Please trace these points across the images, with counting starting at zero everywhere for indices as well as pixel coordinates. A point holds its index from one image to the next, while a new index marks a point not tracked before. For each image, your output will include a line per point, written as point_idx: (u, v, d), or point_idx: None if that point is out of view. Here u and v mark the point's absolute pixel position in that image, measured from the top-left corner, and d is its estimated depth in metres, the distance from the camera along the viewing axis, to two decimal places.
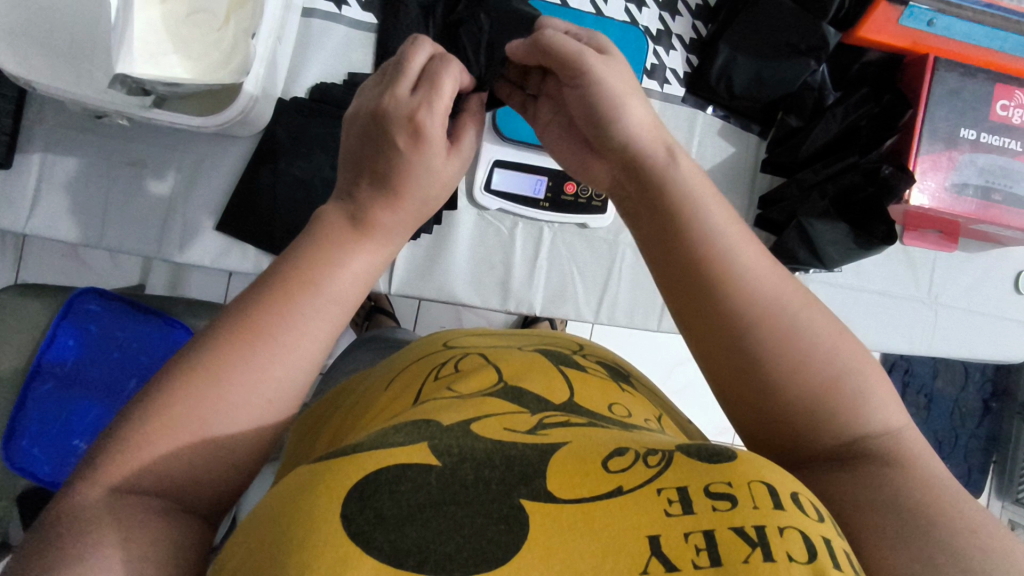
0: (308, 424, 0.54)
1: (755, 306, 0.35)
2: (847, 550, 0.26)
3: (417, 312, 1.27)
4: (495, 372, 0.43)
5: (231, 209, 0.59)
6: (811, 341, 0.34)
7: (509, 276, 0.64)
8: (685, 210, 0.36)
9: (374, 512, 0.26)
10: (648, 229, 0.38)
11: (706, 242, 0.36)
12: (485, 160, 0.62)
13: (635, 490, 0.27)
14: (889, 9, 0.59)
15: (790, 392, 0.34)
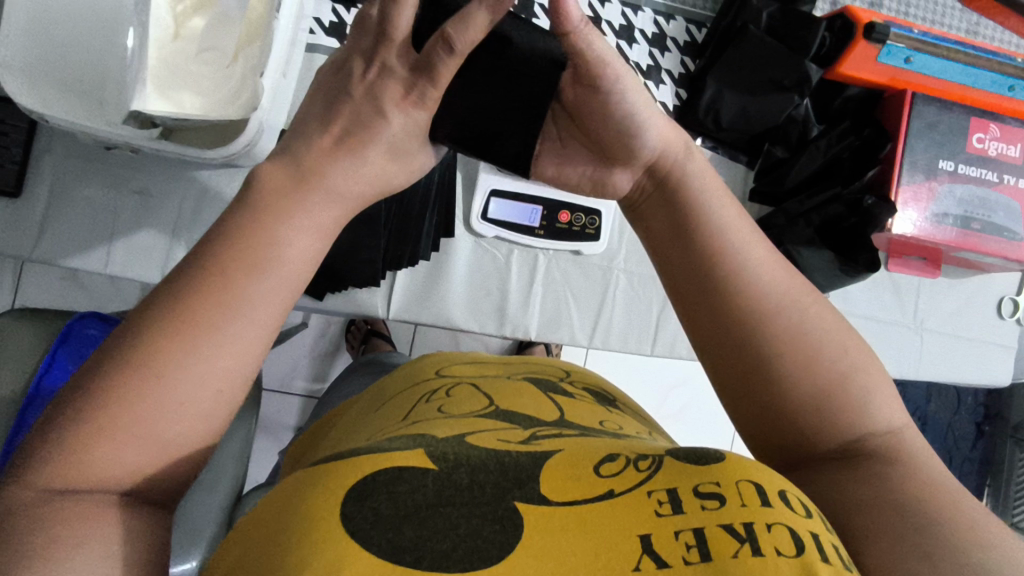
0: (303, 444, 0.56)
1: (766, 302, 0.37)
2: (833, 541, 0.28)
3: (413, 337, 1.29)
4: (486, 399, 0.46)
5: None
6: (817, 336, 0.36)
7: (505, 301, 0.66)
8: (695, 211, 0.39)
9: (372, 510, 0.28)
10: (661, 233, 0.40)
11: (716, 242, 0.38)
12: (481, 189, 0.64)
13: (626, 493, 0.29)
14: (867, 47, 0.61)
15: (799, 387, 0.35)
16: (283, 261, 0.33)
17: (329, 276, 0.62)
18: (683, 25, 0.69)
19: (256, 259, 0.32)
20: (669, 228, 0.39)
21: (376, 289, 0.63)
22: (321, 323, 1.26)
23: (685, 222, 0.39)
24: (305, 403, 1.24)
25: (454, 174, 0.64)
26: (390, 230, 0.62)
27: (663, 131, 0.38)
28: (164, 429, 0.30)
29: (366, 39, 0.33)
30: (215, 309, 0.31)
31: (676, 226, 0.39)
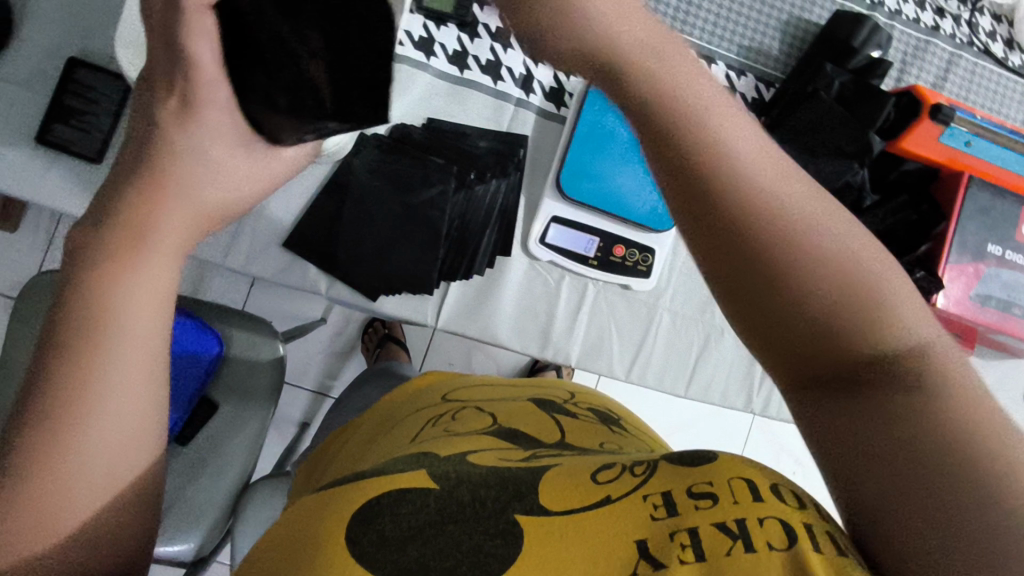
0: (319, 463, 0.63)
1: (842, 271, 0.28)
2: (829, 530, 0.29)
3: (428, 345, 1.29)
4: (491, 420, 0.52)
5: (301, 228, 0.62)
6: (907, 324, 0.28)
7: (551, 325, 0.67)
8: (743, 150, 0.29)
9: (377, 533, 0.33)
10: (706, 162, 0.29)
11: (757, 188, 0.29)
12: (544, 214, 0.65)
13: (622, 496, 0.33)
14: (931, 126, 0.64)
15: (886, 389, 0.27)
16: (131, 324, 0.34)
17: (385, 279, 0.63)
18: (752, 82, 0.71)
19: (98, 323, 0.33)
20: (680, 151, 0.29)
21: (429, 297, 0.65)
22: (340, 322, 1.26)
23: (661, 141, 0.29)
24: (313, 399, 1.24)
25: (518, 196, 0.66)
26: (450, 243, 0.63)
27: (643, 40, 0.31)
28: (62, 501, 0.32)
29: None
30: (87, 376, 0.32)
31: (680, 149, 0.29)
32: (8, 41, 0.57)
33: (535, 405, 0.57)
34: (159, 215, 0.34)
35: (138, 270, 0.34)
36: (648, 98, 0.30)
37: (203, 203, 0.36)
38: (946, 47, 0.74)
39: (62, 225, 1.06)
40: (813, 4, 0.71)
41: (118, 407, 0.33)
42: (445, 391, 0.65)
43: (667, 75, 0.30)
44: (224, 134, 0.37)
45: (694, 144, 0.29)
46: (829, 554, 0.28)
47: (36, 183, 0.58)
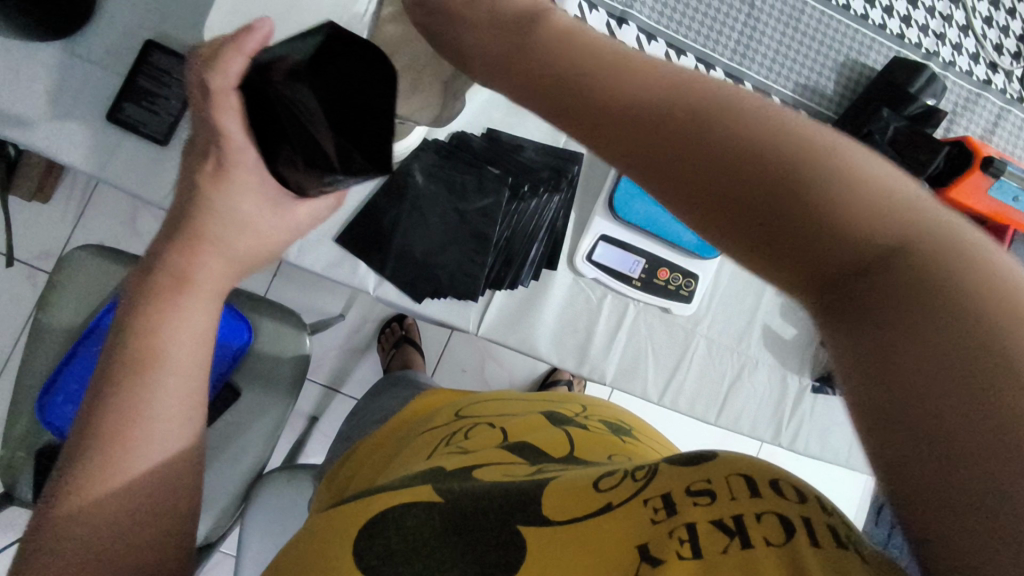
0: (336, 470, 0.65)
1: (843, 205, 0.27)
2: (828, 522, 0.30)
3: (443, 349, 1.29)
4: (501, 434, 0.55)
5: (353, 226, 0.62)
6: (931, 250, 0.26)
7: (589, 341, 0.68)
8: (723, 106, 0.30)
9: (383, 546, 0.37)
10: (684, 138, 0.30)
11: (742, 134, 0.29)
12: (592, 232, 0.66)
13: (622, 504, 0.35)
14: (980, 178, 0.65)
15: (926, 327, 0.24)
16: (174, 353, 0.43)
17: (432, 281, 0.64)
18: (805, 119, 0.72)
19: (149, 354, 0.42)
20: (661, 125, 0.30)
21: (473, 304, 0.65)
22: (358, 319, 1.27)
23: (649, 117, 0.31)
24: (326, 394, 1.24)
25: (568, 213, 0.67)
26: (498, 251, 0.64)
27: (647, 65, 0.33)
28: (120, 465, 0.41)
29: None
30: (139, 394, 0.42)
31: (668, 127, 0.30)
32: (87, 17, 0.59)
33: (545, 419, 0.58)
34: (196, 265, 0.44)
35: (178, 310, 0.44)
36: (637, 82, 0.32)
37: (233, 253, 0.45)
38: (997, 101, 0.75)
39: (97, 200, 1.07)
40: (871, 49, 0.72)
41: (161, 416, 0.42)
42: (461, 405, 0.67)
43: (646, 69, 0.33)
44: (256, 193, 0.44)
45: (670, 122, 0.30)
46: (825, 547, 0.28)
47: (103, 160, 0.60)
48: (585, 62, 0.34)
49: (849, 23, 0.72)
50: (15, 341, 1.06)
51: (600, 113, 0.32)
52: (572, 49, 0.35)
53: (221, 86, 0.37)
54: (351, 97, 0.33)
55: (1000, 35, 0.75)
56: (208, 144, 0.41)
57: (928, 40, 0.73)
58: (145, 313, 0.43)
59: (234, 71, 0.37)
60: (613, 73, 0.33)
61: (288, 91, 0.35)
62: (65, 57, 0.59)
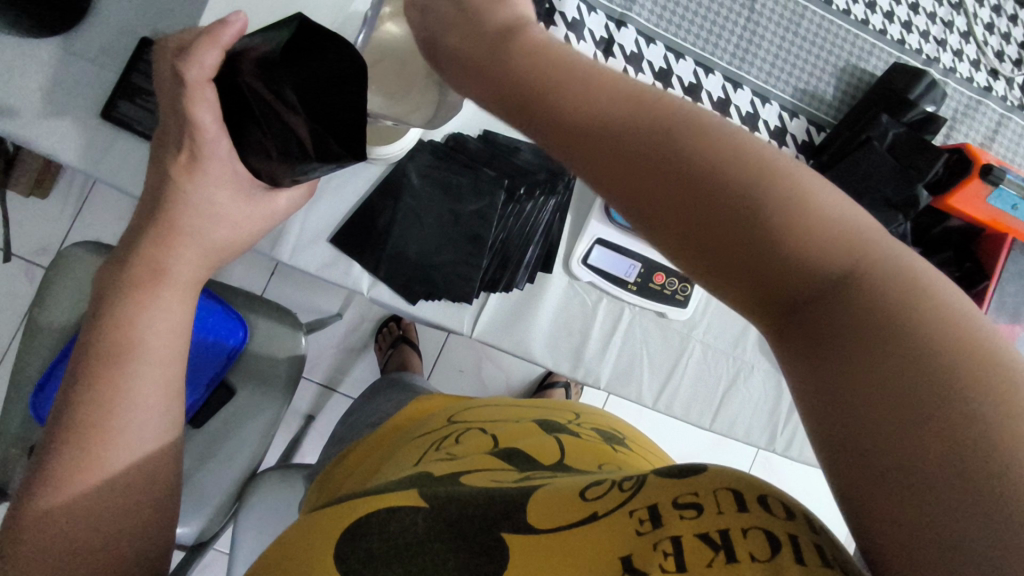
0: (325, 476, 0.64)
1: (801, 235, 0.29)
2: (815, 541, 0.29)
3: (441, 349, 1.28)
4: (492, 440, 0.54)
5: (348, 227, 0.62)
6: (886, 283, 0.28)
7: (583, 345, 0.67)
8: (691, 130, 0.31)
9: (365, 550, 0.37)
10: (651, 160, 0.31)
11: (711, 160, 0.30)
12: (588, 235, 0.66)
13: (608, 513, 0.35)
14: (980, 185, 0.65)
15: (883, 356, 0.26)
16: (151, 343, 0.45)
17: (427, 282, 0.63)
18: (804, 124, 0.72)
19: (128, 345, 0.44)
20: (632, 148, 0.32)
21: (467, 306, 0.65)
22: (355, 319, 1.26)
23: (620, 139, 0.32)
24: (322, 393, 1.24)
25: (564, 215, 0.67)
26: (493, 253, 0.64)
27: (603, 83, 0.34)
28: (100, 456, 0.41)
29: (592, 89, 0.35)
30: (116, 384, 0.43)
31: (633, 153, 0.32)
32: (83, 15, 0.58)
33: (538, 426, 0.58)
34: (173, 255, 0.46)
35: (156, 300, 0.45)
36: (609, 102, 0.33)
37: (211, 243, 0.47)
38: (997, 107, 0.74)
39: (95, 196, 1.07)
40: (871, 54, 0.72)
41: (144, 407, 0.44)
42: (455, 411, 0.66)
43: (616, 89, 0.34)
44: (230, 182, 0.46)
45: (641, 145, 0.32)
46: (811, 566, 0.28)
47: (97, 158, 0.59)
48: (560, 76, 0.35)
49: (849, 28, 0.71)
50: (12, 336, 1.06)
51: (572, 132, 0.33)
52: (545, 61, 0.35)
53: (197, 77, 0.40)
54: (321, 84, 0.36)
55: (1002, 41, 0.75)
56: (181, 136, 0.43)
57: (928, 45, 0.73)
58: (133, 304, 0.45)
59: (209, 63, 0.40)
60: (588, 91, 0.34)
61: (259, 84, 0.39)
62: (61, 54, 0.59)
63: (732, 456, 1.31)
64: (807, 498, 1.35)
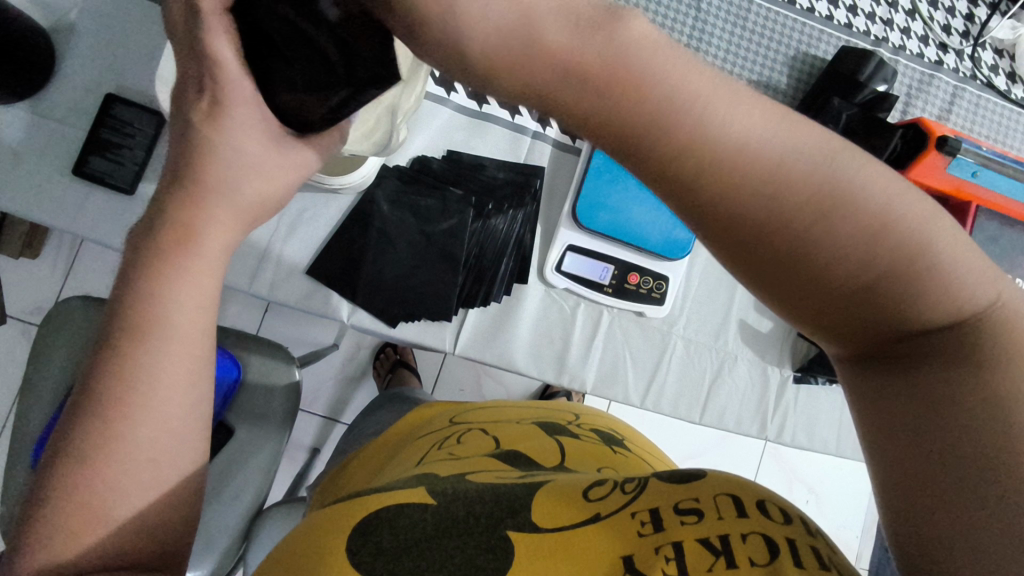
0: (328, 483, 0.64)
1: (927, 301, 0.29)
2: (809, 543, 0.32)
3: (439, 370, 1.29)
4: (494, 441, 0.55)
5: (324, 256, 0.63)
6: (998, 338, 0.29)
7: (566, 351, 0.68)
8: (840, 172, 0.29)
9: (376, 544, 0.37)
10: (794, 227, 0.28)
11: (861, 234, 0.28)
12: (559, 243, 0.67)
13: (610, 515, 0.36)
14: (937, 157, 0.66)
15: (971, 388, 0.28)
16: None
17: (405, 304, 0.64)
18: None
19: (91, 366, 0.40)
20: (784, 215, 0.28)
21: (447, 324, 0.66)
22: (351, 348, 1.27)
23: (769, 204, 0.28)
24: (325, 425, 1.24)
25: (534, 226, 0.68)
26: (468, 269, 0.65)
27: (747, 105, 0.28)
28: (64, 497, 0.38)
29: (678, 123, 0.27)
30: None
31: (780, 196, 0.28)
32: (51, 80, 0.61)
33: (540, 429, 0.59)
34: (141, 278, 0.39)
35: (174, 283, 0.39)
36: (768, 156, 0.28)
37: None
38: (950, 80, 0.76)
39: (83, 253, 1.08)
40: (820, 40, 0.73)
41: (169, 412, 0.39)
42: (454, 414, 0.67)
43: (773, 130, 0.28)
44: None
45: (788, 211, 0.28)
46: (808, 567, 0.30)
47: (75, 215, 0.61)
48: (706, 120, 0.27)
49: (796, 17, 0.73)
50: (12, 399, 1.07)
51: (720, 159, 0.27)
52: (682, 106, 0.27)
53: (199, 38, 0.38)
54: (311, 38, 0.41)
55: (948, 15, 0.76)
56: None
57: (875, 27, 0.74)
58: (150, 293, 0.39)
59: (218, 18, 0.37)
60: (739, 139, 0.28)
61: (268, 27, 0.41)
62: (30, 119, 0.60)
63: (739, 450, 1.31)
64: (814, 484, 1.35)
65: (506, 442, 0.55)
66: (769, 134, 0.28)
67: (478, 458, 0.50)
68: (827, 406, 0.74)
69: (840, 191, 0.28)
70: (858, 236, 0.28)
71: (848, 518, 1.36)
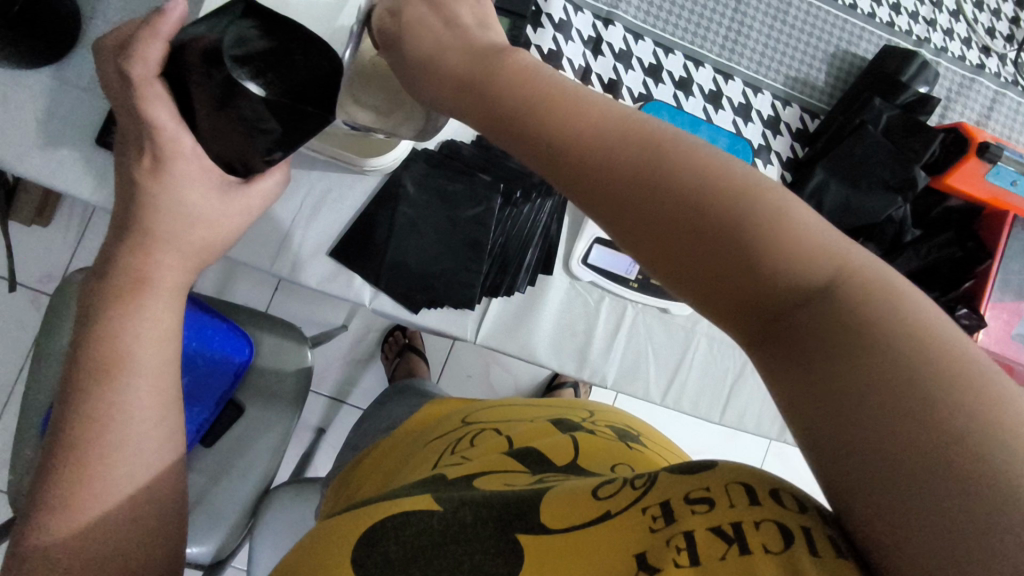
0: (343, 482, 0.64)
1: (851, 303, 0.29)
2: (827, 531, 0.30)
3: (448, 356, 1.28)
4: (507, 440, 0.55)
5: (348, 239, 0.62)
6: (858, 298, 0.29)
7: (588, 345, 0.67)
8: (740, 183, 0.32)
9: (382, 554, 0.37)
10: (697, 216, 0.32)
11: (693, 190, 0.32)
12: (587, 235, 0.66)
13: (621, 512, 0.35)
14: (977, 164, 0.64)
15: (875, 376, 0.26)
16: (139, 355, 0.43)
17: (427, 291, 0.63)
18: (797, 112, 0.71)
19: (116, 360, 0.43)
20: (629, 182, 0.34)
21: (468, 313, 0.65)
22: (361, 329, 1.26)
23: (618, 171, 0.34)
24: (332, 406, 1.24)
25: (562, 217, 0.67)
26: (493, 259, 0.64)
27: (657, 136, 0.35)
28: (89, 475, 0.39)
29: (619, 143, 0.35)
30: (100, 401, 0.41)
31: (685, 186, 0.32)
32: (75, 47, 0.59)
33: (552, 425, 0.58)
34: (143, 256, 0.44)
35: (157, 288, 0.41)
36: (596, 138, 0.35)
37: (189, 246, 0.46)
38: (992, 84, 0.74)
39: (96, 222, 1.07)
40: (861, 38, 0.71)
41: None
42: (466, 413, 0.66)
43: (601, 120, 0.36)
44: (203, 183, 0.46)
45: (630, 175, 0.34)
46: (824, 556, 0.29)
47: (95, 186, 0.60)
48: (610, 134, 0.35)
49: (838, 13, 0.71)
50: (20, 366, 1.06)
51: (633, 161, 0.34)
52: (614, 131, 0.35)
53: (142, 73, 0.41)
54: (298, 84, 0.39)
55: (992, 19, 0.74)
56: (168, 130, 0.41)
57: (918, 27, 0.73)
58: None
59: (153, 57, 0.41)
60: (640, 147, 0.34)
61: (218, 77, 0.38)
62: (52, 84, 0.59)
63: (744, 449, 1.31)
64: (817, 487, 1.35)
65: (519, 441, 0.54)
66: (691, 154, 0.34)
67: (489, 457, 0.50)
68: None
69: (763, 202, 0.32)
70: (779, 238, 0.31)
71: None
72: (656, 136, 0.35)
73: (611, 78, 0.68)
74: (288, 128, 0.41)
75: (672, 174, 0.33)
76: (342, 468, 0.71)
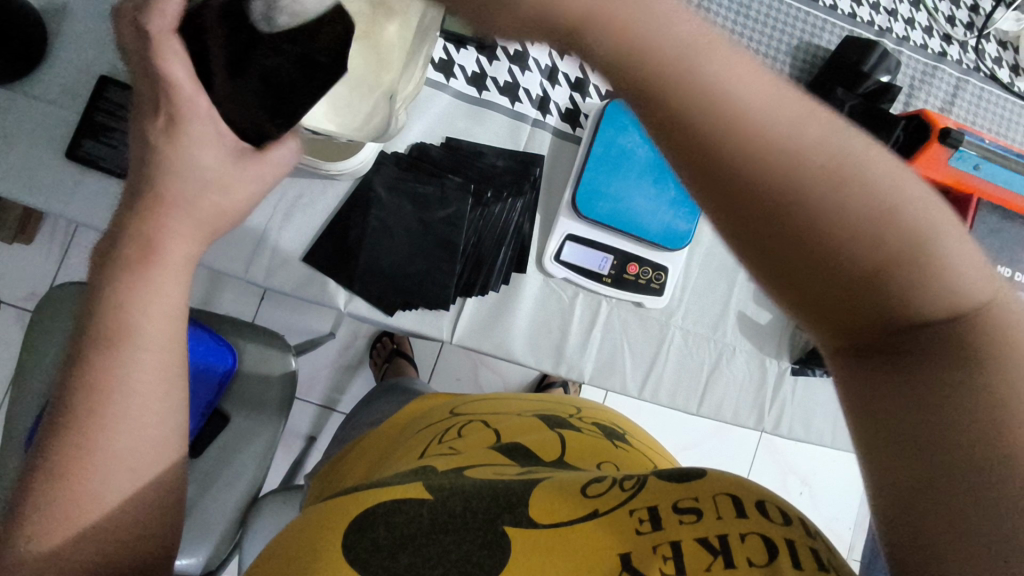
0: (326, 475, 0.63)
1: (996, 366, 0.27)
2: (810, 546, 0.32)
3: (435, 360, 1.29)
4: (494, 435, 0.55)
5: (321, 242, 0.63)
6: (996, 341, 0.28)
7: (564, 341, 0.68)
8: (905, 217, 0.28)
9: (371, 540, 0.37)
10: (842, 243, 0.29)
11: (849, 213, 0.28)
12: (559, 232, 0.67)
13: (609, 512, 0.36)
14: (940, 149, 0.66)
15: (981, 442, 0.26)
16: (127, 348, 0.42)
17: (402, 292, 0.64)
18: None
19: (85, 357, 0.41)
20: (788, 187, 0.29)
21: (445, 312, 0.65)
22: (348, 336, 1.27)
23: (782, 175, 0.29)
24: (320, 414, 1.24)
25: (533, 215, 0.68)
26: (465, 258, 0.65)
27: (813, 127, 0.29)
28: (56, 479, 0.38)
29: (759, 125, 0.28)
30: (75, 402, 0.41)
31: (842, 210, 0.28)
32: (44, 61, 0.60)
33: (541, 420, 0.59)
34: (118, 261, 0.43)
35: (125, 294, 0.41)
36: (766, 117, 0.28)
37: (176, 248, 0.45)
38: (953, 72, 0.75)
39: (78, 239, 1.08)
40: (823, 30, 0.73)
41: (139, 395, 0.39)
42: (452, 406, 0.66)
43: (769, 101, 0.29)
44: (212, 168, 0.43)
45: (791, 178, 0.28)
46: (807, 568, 0.30)
47: (68, 197, 0.60)
48: (767, 113, 0.29)
49: (800, 6, 0.72)
50: (7, 382, 1.06)
51: (789, 157, 0.28)
52: (772, 108, 0.29)
53: (160, 27, 0.39)
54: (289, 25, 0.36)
55: (953, 7, 0.75)
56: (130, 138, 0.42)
57: (879, 17, 0.74)
58: None
59: (171, 10, 0.39)
60: (797, 137, 0.29)
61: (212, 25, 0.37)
62: (25, 99, 0.60)
63: (734, 445, 1.31)
64: (808, 481, 1.35)
65: (507, 437, 0.54)
66: (851, 158, 0.29)
67: (475, 451, 0.50)
68: (824, 399, 0.74)
69: (923, 233, 0.29)
70: (930, 280, 0.28)
71: (841, 510, 1.37)
72: (814, 128, 0.29)
73: (578, 78, 0.69)
74: (278, 85, 0.37)
75: (825, 190, 0.28)
76: (321, 468, 0.71)
